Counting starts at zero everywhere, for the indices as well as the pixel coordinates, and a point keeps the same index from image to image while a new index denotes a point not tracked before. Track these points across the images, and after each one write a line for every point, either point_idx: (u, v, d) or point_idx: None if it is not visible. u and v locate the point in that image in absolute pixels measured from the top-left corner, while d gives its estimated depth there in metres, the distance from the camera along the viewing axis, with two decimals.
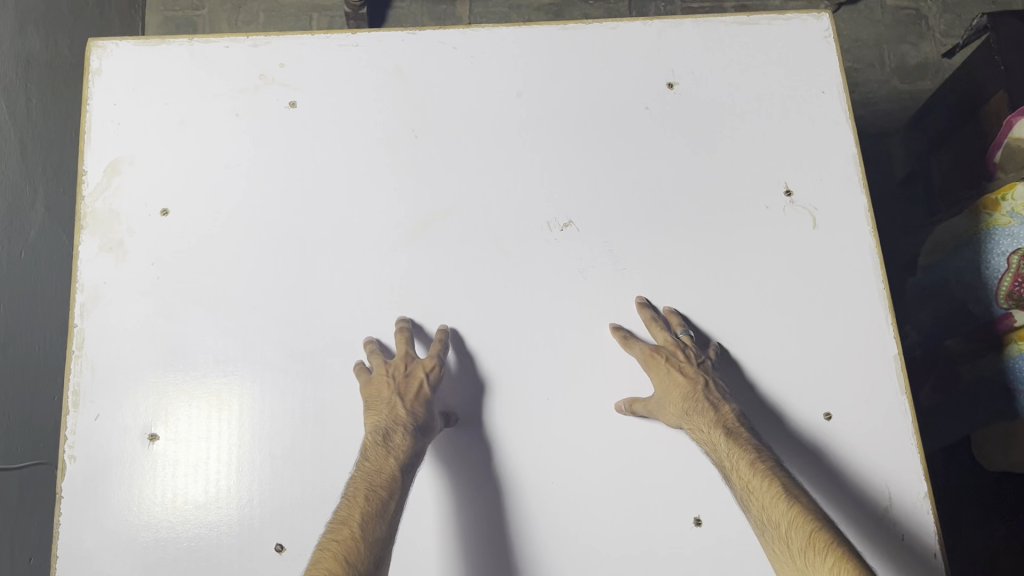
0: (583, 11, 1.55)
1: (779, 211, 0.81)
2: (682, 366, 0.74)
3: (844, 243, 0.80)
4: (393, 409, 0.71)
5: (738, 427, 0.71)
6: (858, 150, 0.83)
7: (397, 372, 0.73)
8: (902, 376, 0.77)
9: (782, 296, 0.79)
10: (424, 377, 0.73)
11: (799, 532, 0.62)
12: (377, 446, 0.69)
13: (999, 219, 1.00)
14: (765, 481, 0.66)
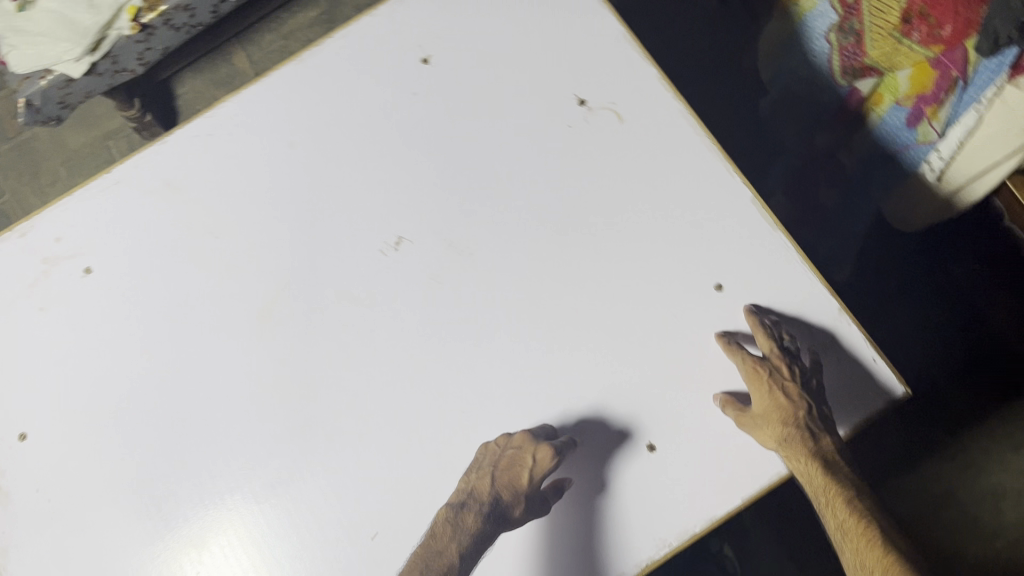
0: (353, 6, 1.51)
1: (582, 123, 0.79)
2: (785, 385, 0.70)
3: (655, 121, 0.79)
4: (477, 487, 0.69)
5: (836, 459, 0.69)
6: (625, 28, 0.81)
7: (499, 451, 0.70)
8: (767, 213, 0.76)
9: (626, 199, 0.78)
10: (526, 463, 0.68)
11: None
12: (447, 526, 0.69)
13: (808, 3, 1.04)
14: (861, 527, 0.65)
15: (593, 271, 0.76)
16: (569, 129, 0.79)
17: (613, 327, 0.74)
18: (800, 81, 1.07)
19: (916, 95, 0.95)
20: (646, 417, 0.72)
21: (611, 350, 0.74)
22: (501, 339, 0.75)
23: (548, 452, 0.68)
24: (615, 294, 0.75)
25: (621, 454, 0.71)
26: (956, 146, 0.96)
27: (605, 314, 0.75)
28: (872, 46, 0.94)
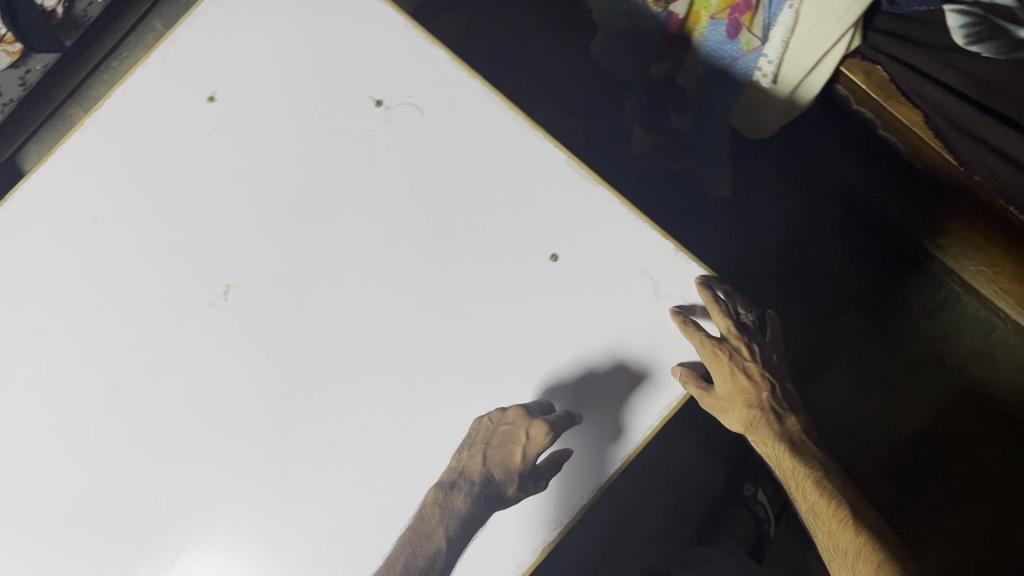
0: None
1: (384, 125, 0.77)
2: (746, 366, 0.74)
3: (456, 106, 0.76)
4: (472, 464, 0.70)
5: (802, 439, 0.75)
6: (405, 16, 0.78)
7: (493, 427, 0.71)
8: (586, 172, 0.75)
9: (444, 191, 0.76)
10: (519, 440, 0.69)
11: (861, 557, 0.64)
12: (436, 508, 0.70)
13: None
14: (831, 505, 0.69)
15: (429, 272, 0.75)
16: (372, 134, 0.77)
17: (462, 321, 0.74)
18: (620, 19, 1.04)
19: (729, 7, 0.93)
20: (515, 401, 0.73)
21: (465, 346, 0.73)
22: (354, 363, 0.74)
23: (541, 429, 0.68)
24: (456, 289, 0.74)
25: (622, 402, 0.72)
26: (781, 47, 0.95)
27: (450, 311, 0.74)
28: None
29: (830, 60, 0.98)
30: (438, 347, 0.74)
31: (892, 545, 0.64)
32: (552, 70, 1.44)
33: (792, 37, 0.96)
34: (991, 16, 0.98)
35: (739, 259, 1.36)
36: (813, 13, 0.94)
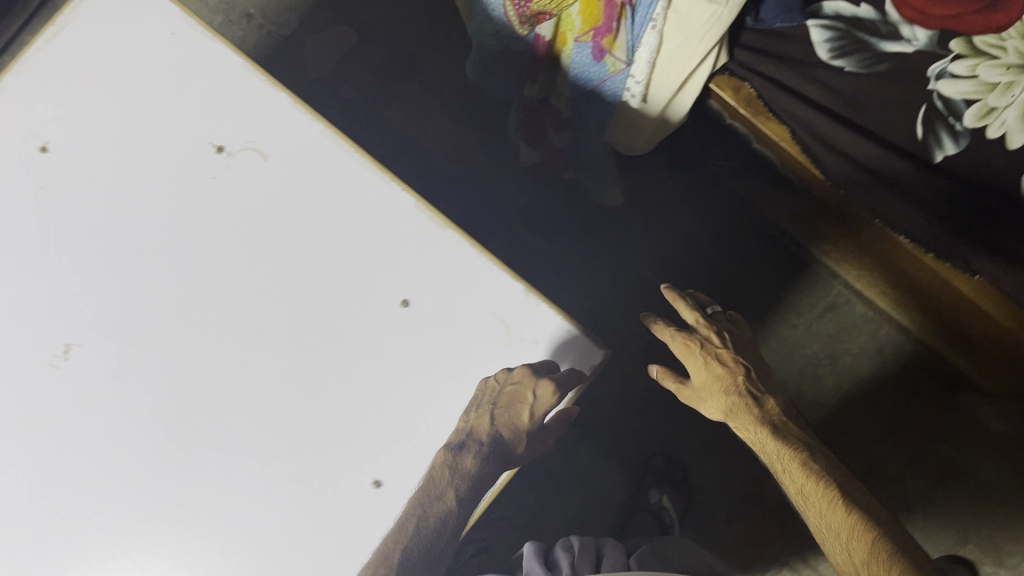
0: None
1: (226, 172, 0.75)
2: (717, 353, 0.84)
3: (300, 150, 0.75)
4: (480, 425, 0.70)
5: (784, 424, 0.81)
6: (244, 59, 0.76)
7: (498, 388, 0.70)
8: (434, 214, 0.74)
9: (291, 239, 0.74)
10: (526, 401, 0.69)
11: (846, 534, 0.68)
12: (446, 469, 0.70)
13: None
14: (817, 484, 0.73)
15: (277, 324, 0.73)
16: (214, 181, 0.75)
17: (313, 373, 0.72)
18: (489, 39, 1.03)
19: (592, 29, 0.93)
20: (369, 452, 0.71)
21: (316, 398, 0.72)
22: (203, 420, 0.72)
23: (548, 389, 0.68)
24: (306, 339, 0.73)
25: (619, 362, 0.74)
26: (647, 67, 0.96)
27: (301, 363, 0.72)
28: None
29: (698, 77, 0.98)
30: (289, 400, 0.72)
31: (877, 518, 0.68)
32: (442, 85, 1.44)
33: (658, 57, 0.96)
34: (853, 31, 1.00)
35: (633, 268, 1.37)
36: (676, 32, 0.94)
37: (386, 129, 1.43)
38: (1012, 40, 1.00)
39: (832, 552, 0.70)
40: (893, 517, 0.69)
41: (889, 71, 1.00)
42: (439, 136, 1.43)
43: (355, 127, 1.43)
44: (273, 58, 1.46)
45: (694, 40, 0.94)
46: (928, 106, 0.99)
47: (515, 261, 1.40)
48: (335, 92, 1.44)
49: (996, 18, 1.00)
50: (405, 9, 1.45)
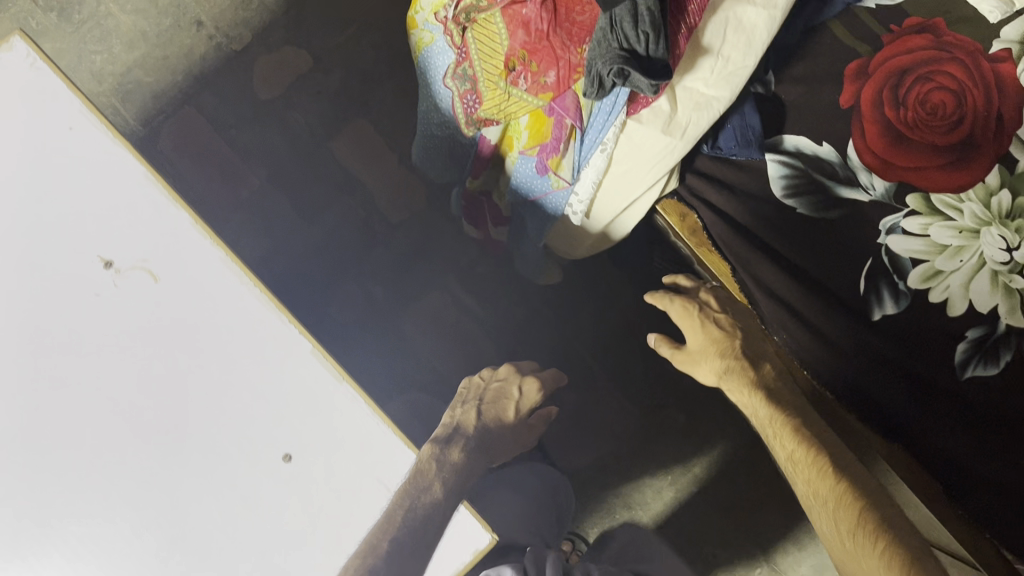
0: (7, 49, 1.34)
1: (111, 291, 0.68)
2: (715, 317, 1.00)
3: (194, 274, 0.69)
4: (465, 421, 0.97)
5: (777, 385, 0.93)
6: (146, 167, 0.69)
7: (484, 382, 1.08)
8: (332, 363, 0.69)
9: (173, 373, 0.68)
10: (513, 395, 1.06)
11: (826, 494, 0.79)
12: (433, 462, 0.69)
13: (432, 36, 0.94)
14: (802, 451, 0.84)
15: (145, 466, 0.67)
16: (97, 298, 0.68)
17: (176, 523, 0.67)
18: (436, 126, 0.97)
19: (537, 145, 0.89)
20: None
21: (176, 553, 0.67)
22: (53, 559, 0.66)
23: (532, 385, 1.07)
24: (175, 486, 0.67)
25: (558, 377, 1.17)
26: (592, 187, 0.92)
27: (165, 511, 0.67)
28: (486, 95, 0.88)
29: (642, 202, 0.95)
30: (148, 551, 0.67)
31: (853, 478, 0.79)
32: (396, 127, 1.37)
33: (604, 178, 0.92)
34: (810, 173, 0.97)
35: (567, 347, 1.34)
36: (626, 158, 0.90)
37: (332, 165, 1.36)
38: (969, 203, 0.96)
39: (811, 506, 0.81)
40: (867, 477, 0.81)
41: (840, 219, 0.97)
42: (387, 181, 1.37)
43: (300, 158, 1.36)
44: (220, 71, 1.36)
45: (643, 168, 0.90)
46: (875, 261, 0.96)
47: (450, 322, 1.35)
48: (282, 118, 1.37)
49: (957, 175, 0.97)
50: (367, 39, 1.37)
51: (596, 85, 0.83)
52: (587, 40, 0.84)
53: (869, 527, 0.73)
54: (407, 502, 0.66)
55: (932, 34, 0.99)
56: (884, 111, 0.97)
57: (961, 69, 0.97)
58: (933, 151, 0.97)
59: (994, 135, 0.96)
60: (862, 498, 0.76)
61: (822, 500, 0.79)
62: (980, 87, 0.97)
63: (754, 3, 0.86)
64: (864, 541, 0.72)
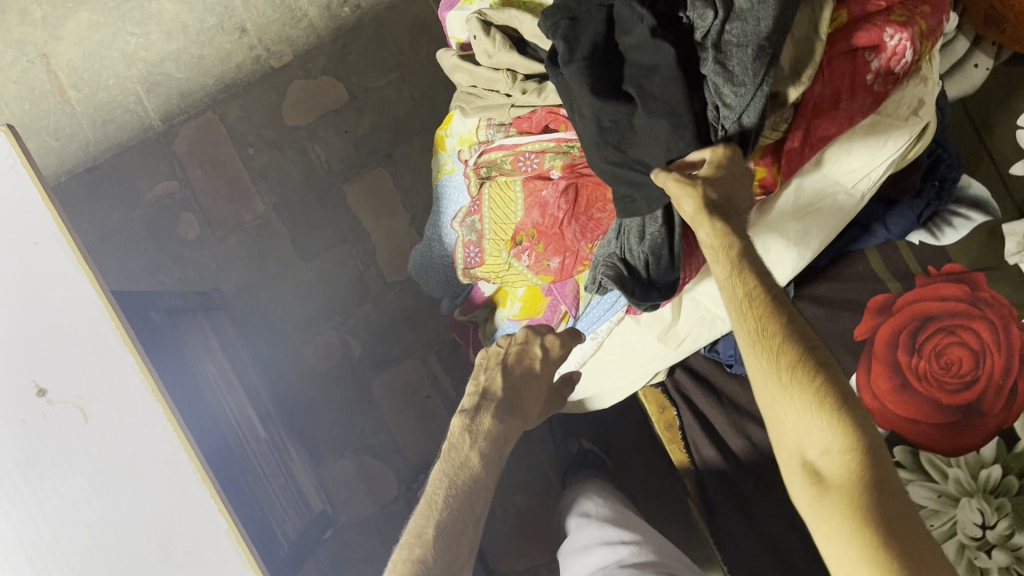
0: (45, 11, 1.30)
1: (38, 420, 0.66)
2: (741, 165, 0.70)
3: (122, 424, 0.66)
4: (492, 386, 0.72)
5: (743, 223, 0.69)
6: (103, 301, 0.66)
7: (501, 349, 0.75)
8: (244, 548, 0.65)
9: (78, 520, 0.66)
10: (536, 353, 0.75)
11: (770, 335, 0.63)
12: (465, 434, 0.70)
13: (454, 167, 0.91)
14: (760, 298, 0.65)
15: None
16: (23, 423, 0.66)
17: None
18: (436, 251, 0.92)
19: (528, 316, 0.87)
20: None
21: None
22: None
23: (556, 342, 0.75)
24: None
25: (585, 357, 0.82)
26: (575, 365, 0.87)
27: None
28: (488, 255, 0.84)
29: (623, 390, 0.91)
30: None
31: (795, 318, 0.64)
32: (415, 185, 1.32)
33: (590, 361, 0.88)
34: None
35: (529, 452, 1.31)
36: (615, 349, 0.86)
37: (341, 209, 1.32)
38: (956, 468, 0.92)
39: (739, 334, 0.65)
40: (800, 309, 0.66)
41: None
42: (392, 238, 1.32)
43: (310, 194, 1.32)
44: (252, 86, 1.32)
45: (630, 365, 0.87)
46: None
47: (419, 396, 1.31)
48: (304, 148, 1.32)
49: (954, 439, 0.92)
50: (409, 89, 1.31)
51: (597, 285, 0.79)
52: (599, 237, 0.81)
53: (823, 393, 0.61)
54: (449, 478, 0.68)
55: (969, 285, 0.92)
56: (897, 354, 0.92)
57: (989, 331, 0.91)
58: (934, 408, 0.92)
59: (1003, 407, 0.91)
60: (809, 348, 0.63)
61: (759, 347, 0.64)
62: (1003, 353, 0.90)
63: (785, 237, 0.82)
64: (808, 396, 0.61)
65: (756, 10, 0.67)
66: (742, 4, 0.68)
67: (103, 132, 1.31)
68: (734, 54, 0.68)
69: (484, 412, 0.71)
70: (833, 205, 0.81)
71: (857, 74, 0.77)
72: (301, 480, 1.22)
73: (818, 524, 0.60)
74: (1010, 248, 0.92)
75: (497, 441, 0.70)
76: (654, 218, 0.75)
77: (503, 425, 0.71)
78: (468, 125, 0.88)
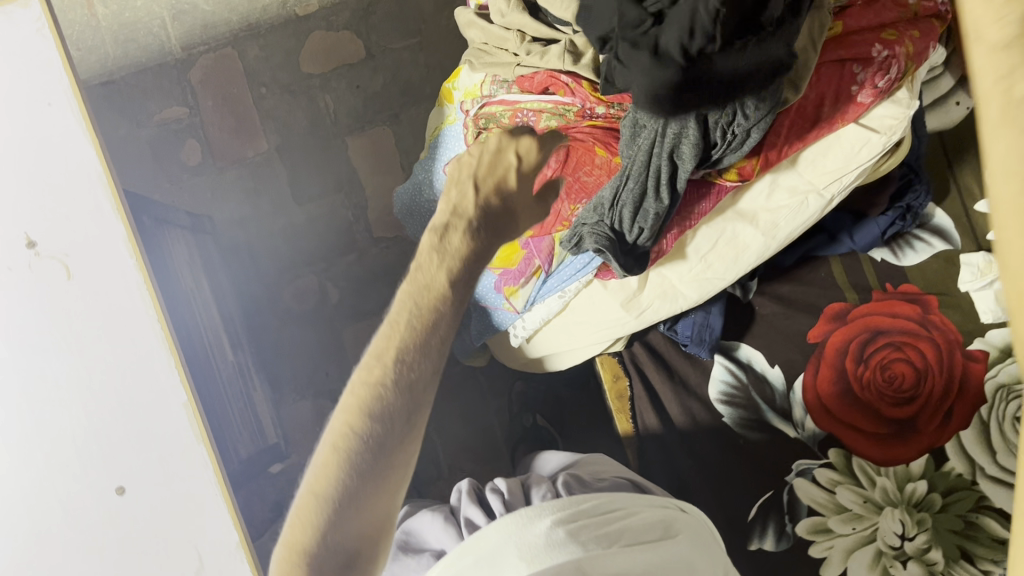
0: None
1: (24, 270, 0.69)
2: None
3: (102, 286, 0.69)
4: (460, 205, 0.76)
5: None
6: (103, 168, 0.69)
7: (474, 162, 0.78)
8: (198, 420, 0.69)
9: (48, 370, 0.69)
10: (510, 157, 0.79)
11: None
12: (432, 257, 0.71)
13: (455, 119, 0.95)
14: None
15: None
16: (8, 272, 0.69)
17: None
18: (426, 194, 0.97)
19: (502, 267, 0.89)
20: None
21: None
22: None
23: (531, 147, 0.80)
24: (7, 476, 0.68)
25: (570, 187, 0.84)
26: (540, 321, 0.92)
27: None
28: None
29: (579, 351, 0.96)
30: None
31: None
32: (415, 148, 1.37)
33: (554, 319, 0.92)
34: (751, 390, 0.98)
35: (484, 419, 1.35)
36: (580, 311, 0.90)
37: (341, 160, 1.36)
38: (884, 477, 0.96)
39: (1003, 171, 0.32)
40: None
41: (760, 442, 0.98)
42: (386, 196, 1.36)
43: (314, 140, 1.36)
44: (275, 29, 1.35)
45: (592, 328, 0.91)
46: (775, 492, 0.96)
47: None
48: (314, 96, 1.36)
49: (886, 449, 0.96)
50: (425, 55, 1.36)
51: (573, 242, 0.83)
52: (583, 200, 0.84)
53: None
54: (413, 303, 0.66)
55: (922, 308, 0.97)
56: (844, 362, 0.96)
57: (936, 355, 0.96)
58: (875, 420, 0.96)
59: (937, 427, 0.96)
60: None
61: None
62: (944, 376, 0.95)
63: (755, 226, 0.86)
64: None
65: None
66: None
67: (123, 51, 1.33)
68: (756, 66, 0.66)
69: (455, 231, 0.73)
70: (804, 204, 0.86)
71: (840, 85, 0.79)
72: (261, 412, 1.25)
73: (1019, 163, 0.32)
74: (964, 277, 0.97)
75: (467, 270, 0.71)
76: (661, 202, 0.76)
77: (478, 242, 0.74)
78: (475, 80, 0.93)
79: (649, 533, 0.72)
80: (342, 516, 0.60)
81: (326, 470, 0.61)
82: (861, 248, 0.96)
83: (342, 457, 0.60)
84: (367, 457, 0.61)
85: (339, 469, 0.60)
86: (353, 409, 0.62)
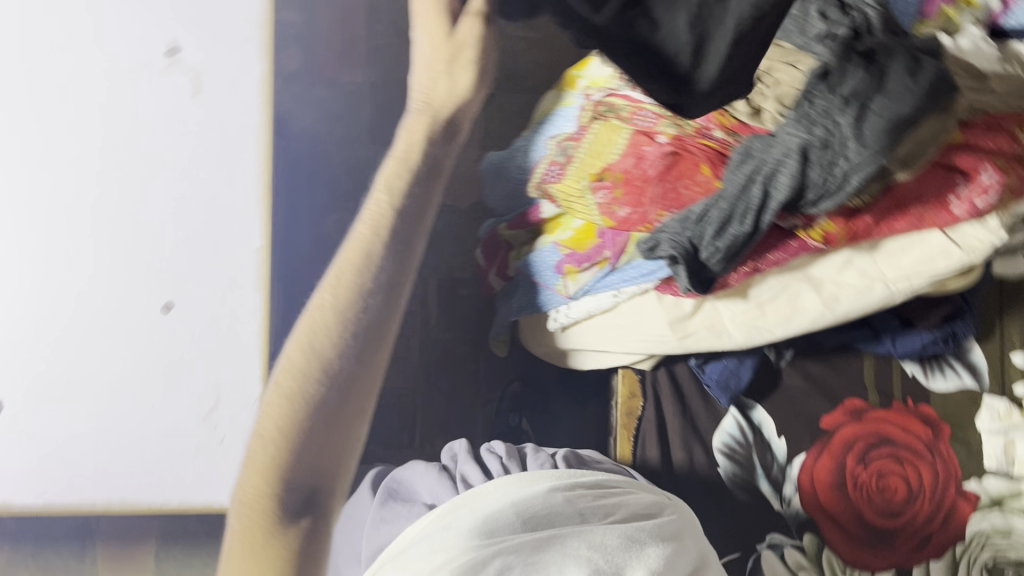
0: None
1: (156, 78, 0.77)
2: None
3: (227, 118, 0.79)
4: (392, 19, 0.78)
5: None
6: (265, 20, 0.79)
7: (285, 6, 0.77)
8: (269, 259, 0.81)
9: (128, 181, 0.77)
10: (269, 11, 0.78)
11: None
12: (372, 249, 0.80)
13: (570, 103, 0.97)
14: None
15: (40, 237, 0.75)
16: (125, 78, 0.76)
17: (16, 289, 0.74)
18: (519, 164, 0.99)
19: (570, 248, 0.92)
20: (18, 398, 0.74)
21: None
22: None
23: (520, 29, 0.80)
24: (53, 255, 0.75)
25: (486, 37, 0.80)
26: (583, 314, 0.93)
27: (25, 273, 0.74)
28: (567, 178, 0.90)
29: (607, 355, 0.97)
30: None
31: None
32: None
33: (598, 315, 0.93)
34: (753, 451, 0.98)
35: None
36: (626, 316, 0.92)
37: None
38: None
39: None
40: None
41: (743, 502, 0.97)
42: None
43: None
44: None
45: (631, 335, 0.93)
46: (738, 557, 0.95)
47: None
48: None
49: (857, 552, 0.98)
50: None
51: (650, 245, 0.86)
52: (673, 211, 0.85)
53: None
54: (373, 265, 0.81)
55: (932, 432, 1.00)
56: (847, 457, 0.98)
57: (931, 479, 0.98)
58: (856, 519, 0.97)
59: (911, 547, 0.98)
60: None
61: None
62: (931, 503, 0.98)
63: (818, 293, 0.89)
64: None
65: (900, 94, 0.70)
66: (891, 82, 0.71)
67: None
68: (864, 117, 0.72)
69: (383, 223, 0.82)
70: (868, 290, 0.88)
71: (942, 192, 0.83)
72: None
73: None
74: (983, 416, 1.01)
75: (392, 257, 0.81)
76: (742, 226, 0.81)
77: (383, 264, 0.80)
78: (604, 73, 0.95)
79: (641, 512, 0.79)
80: (305, 454, 0.76)
81: (283, 413, 0.76)
82: (899, 354, 0.98)
83: (289, 419, 0.76)
84: (325, 396, 0.77)
85: (294, 405, 0.76)
86: (302, 351, 0.77)
